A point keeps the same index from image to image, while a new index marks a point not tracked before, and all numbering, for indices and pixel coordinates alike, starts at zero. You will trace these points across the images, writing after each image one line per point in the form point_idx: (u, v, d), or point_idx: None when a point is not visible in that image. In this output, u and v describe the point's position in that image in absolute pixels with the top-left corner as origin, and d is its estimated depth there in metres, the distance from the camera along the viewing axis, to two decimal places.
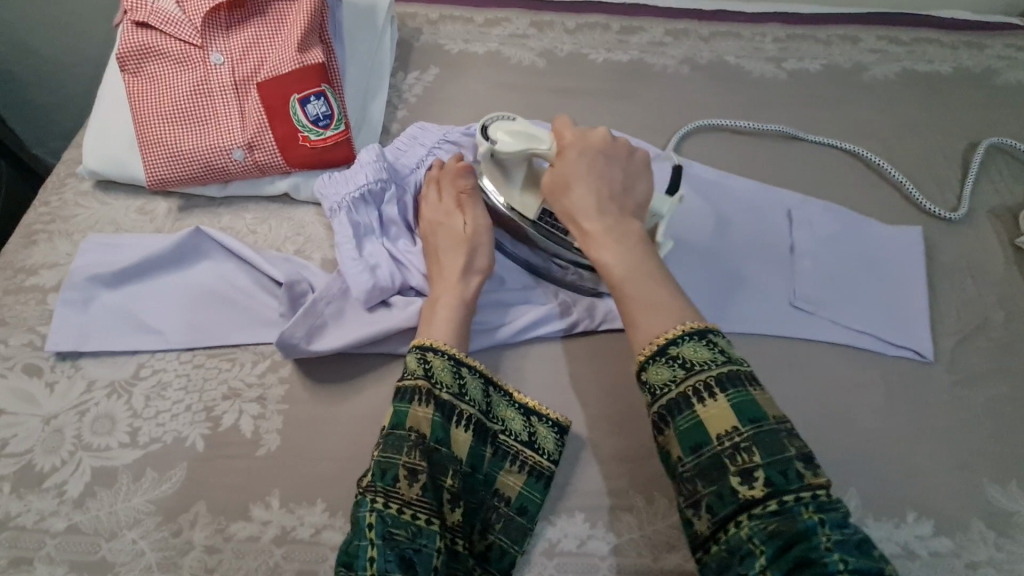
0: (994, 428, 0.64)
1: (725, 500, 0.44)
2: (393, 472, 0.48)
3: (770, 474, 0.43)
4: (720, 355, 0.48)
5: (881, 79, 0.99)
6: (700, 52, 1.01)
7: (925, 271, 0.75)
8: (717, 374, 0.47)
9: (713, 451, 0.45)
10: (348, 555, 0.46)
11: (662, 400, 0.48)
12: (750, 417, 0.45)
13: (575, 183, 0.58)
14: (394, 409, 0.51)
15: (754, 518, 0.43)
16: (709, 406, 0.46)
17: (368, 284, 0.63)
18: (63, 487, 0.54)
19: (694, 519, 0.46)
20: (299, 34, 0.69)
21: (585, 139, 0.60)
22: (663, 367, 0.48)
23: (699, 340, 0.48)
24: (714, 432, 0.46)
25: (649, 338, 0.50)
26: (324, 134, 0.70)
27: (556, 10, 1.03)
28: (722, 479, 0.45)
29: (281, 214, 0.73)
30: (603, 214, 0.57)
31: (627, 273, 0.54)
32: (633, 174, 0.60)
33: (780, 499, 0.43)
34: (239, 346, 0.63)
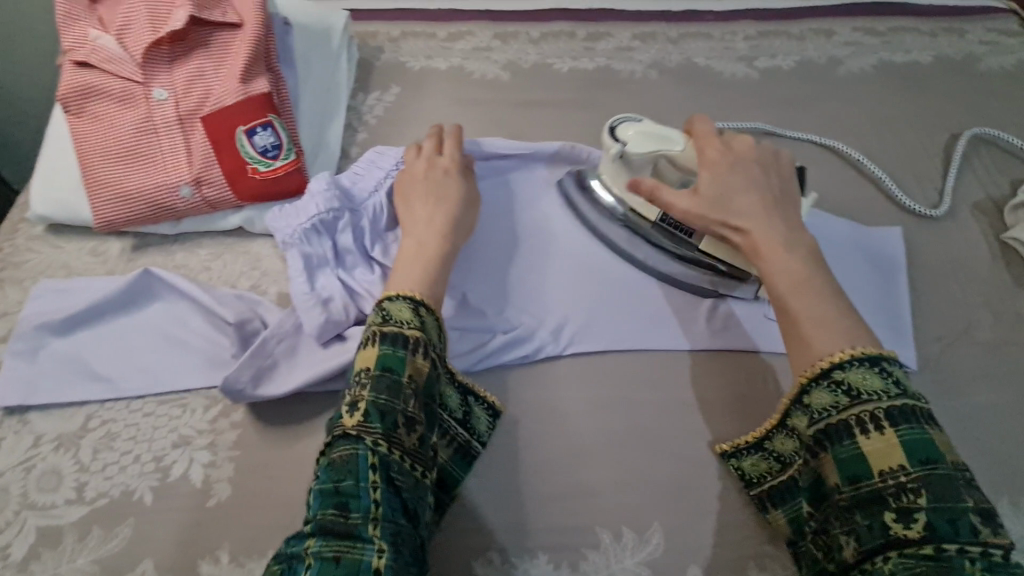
0: (983, 440, 0.60)
1: (873, 534, 0.42)
2: (393, 417, 0.47)
3: (935, 519, 0.40)
4: (893, 386, 0.46)
5: (857, 72, 0.96)
6: (669, 55, 0.98)
7: (906, 273, 0.72)
8: (887, 407, 0.45)
9: (874, 487, 0.43)
10: (344, 496, 0.43)
11: (820, 424, 0.47)
12: (920, 457, 0.43)
13: (733, 193, 0.58)
14: (377, 354, 0.49)
15: (902, 557, 0.40)
16: (872, 439, 0.44)
17: (319, 319, 0.60)
18: (7, 550, 0.52)
19: (841, 546, 0.44)
20: (243, 63, 0.68)
21: (734, 150, 0.61)
22: (825, 392, 0.47)
23: (870, 367, 0.46)
24: (878, 468, 0.44)
25: (812, 359, 0.48)
26: (273, 165, 0.68)
27: (521, 20, 1.01)
28: (875, 514, 0.42)
29: (236, 248, 0.71)
30: (771, 223, 0.56)
31: (793, 285, 0.52)
32: (784, 182, 0.61)
33: (939, 547, 0.40)
34: (191, 390, 0.61)
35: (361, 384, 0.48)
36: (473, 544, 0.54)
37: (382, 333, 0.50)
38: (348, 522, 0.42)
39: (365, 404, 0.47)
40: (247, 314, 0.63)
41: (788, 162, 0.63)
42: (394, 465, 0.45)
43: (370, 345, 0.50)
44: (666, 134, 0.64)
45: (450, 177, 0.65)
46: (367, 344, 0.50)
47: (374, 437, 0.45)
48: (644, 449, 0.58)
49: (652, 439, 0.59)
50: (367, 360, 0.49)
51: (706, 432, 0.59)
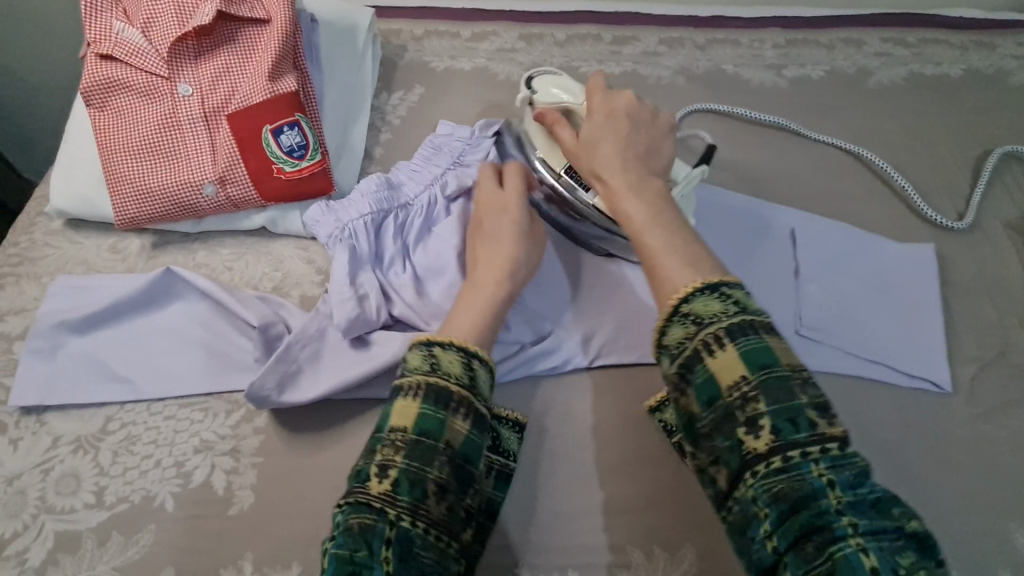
0: (1019, 465, 0.59)
1: (734, 454, 0.39)
2: (421, 485, 0.42)
3: (778, 422, 0.39)
4: (732, 305, 0.43)
5: (887, 84, 0.95)
6: (697, 61, 0.97)
7: (939, 292, 0.70)
8: (728, 325, 0.42)
9: (726, 405, 0.40)
10: (359, 565, 0.39)
11: (680, 358, 0.43)
12: (760, 364, 0.40)
13: (602, 142, 0.56)
14: (417, 412, 0.45)
15: (759, 477, 0.38)
16: (718, 357, 0.41)
17: (350, 321, 0.60)
18: (25, 554, 0.51)
19: (712, 478, 0.41)
20: (271, 61, 0.66)
21: (609, 102, 0.58)
22: (676, 325, 0.43)
23: (711, 294, 0.43)
24: (725, 385, 0.41)
25: (665, 291, 0.45)
26: (299, 165, 0.67)
27: (546, 21, 1.00)
28: (731, 432, 0.40)
29: (259, 248, 0.70)
30: (624, 169, 0.53)
31: (647, 220, 0.50)
32: (659, 137, 0.58)
33: (786, 455, 0.38)
34: (212, 394, 0.59)
35: (394, 445, 0.44)
36: (501, 561, 0.53)
37: (426, 387, 0.46)
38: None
39: (396, 470, 0.42)
40: (270, 318, 0.61)
41: (668, 123, 0.59)
42: (414, 538, 0.41)
43: (408, 398, 0.45)
44: (571, 93, 0.66)
45: (510, 212, 0.61)
46: (403, 395, 0.46)
47: (398, 507, 0.41)
48: (675, 466, 0.57)
49: (683, 457, 0.58)
50: (405, 418, 0.44)
51: None
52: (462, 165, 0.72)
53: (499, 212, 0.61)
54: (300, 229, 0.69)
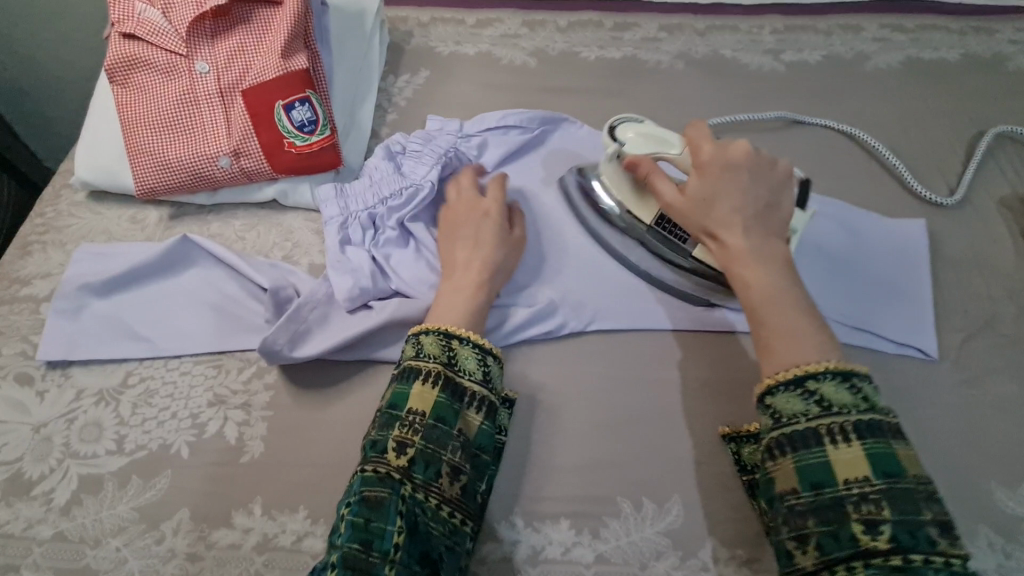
0: (1003, 428, 0.61)
1: (842, 543, 0.42)
2: (435, 466, 0.48)
3: (898, 531, 0.41)
4: (862, 401, 0.45)
5: (884, 68, 0.97)
6: (695, 47, 0.99)
7: (929, 264, 0.72)
8: (858, 420, 0.45)
9: (837, 493, 0.43)
10: (370, 534, 0.44)
11: (787, 430, 0.46)
12: (884, 471, 0.43)
13: (718, 201, 0.55)
14: (435, 400, 0.50)
15: (871, 567, 0.40)
16: (840, 449, 0.44)
17: (344, 280, 0.63)
18: (50, 495, 0.54)
19: (794, 552, 0.44)
20: (284, 40, 0.69)
21: (726, 153, 0.56)
22: (797, 400, 0.46)
23: (841, 381, 0.46)
24: (843, 477, 0.43)
25: (783, 364, 0.47)
26: (310, 140, 0.70)
27: (549, 9, 1.03)
28: (842, 523, 0.42)
29: (270, 220, 0.73)
30: (744, 233, 0.53)
31: (764, 298, 0.51)
32: (777, 191, 0.56)
33: (905, 557, 0.40)
34: (226, 353, 0.62)
35: (413, 426, 0.49)
36: (497, 508, 0.55)
37: (445, 379, 0.51)
38: (367, 559, 0.43)
39: (414, 449, 0.48)
40: (280, 281, 0.65)
41: (786, 171, 0.58)
42: (424, 513, 0.46)
43: (428, 385, 0.50)
44: (665, 137, 0.63)
45: (491, 218, 0.64)
46: (423, 381, 0.51)
47: (414, 483, 0.47)
48: (663, 426, 0.59)
49: (673, 415, 0.60)
50: (425, 404, 0.50)
51: (727, 411, 0.60)
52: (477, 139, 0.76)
53: (477, 214, 0.65)
54: (309, 201, 0.72)
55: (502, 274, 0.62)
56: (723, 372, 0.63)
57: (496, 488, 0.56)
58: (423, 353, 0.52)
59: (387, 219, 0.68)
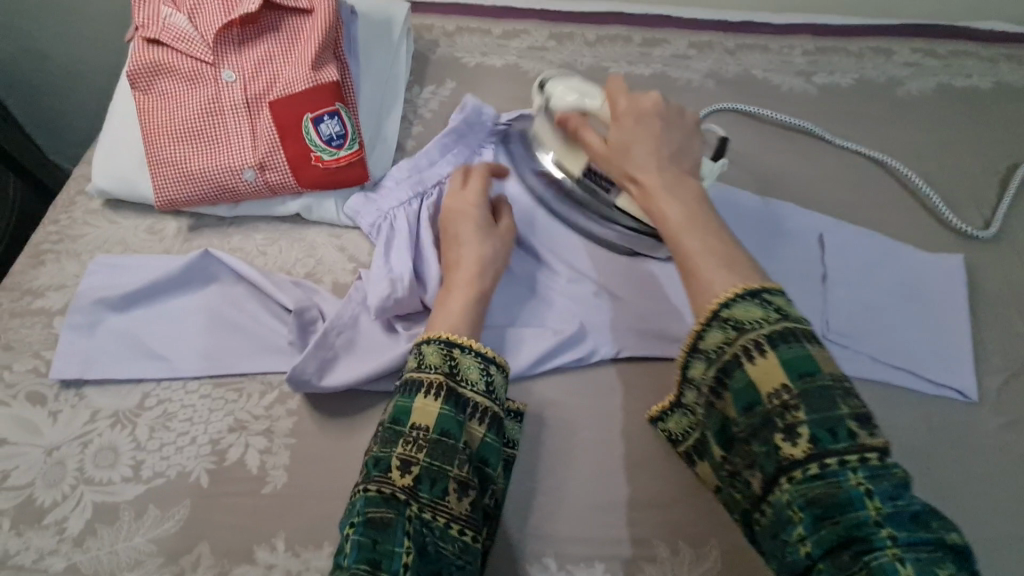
0: None
1: (768, 458, 0.41)
2: (442, 483, 0.46)
3: (817, 432, 0.40)
4: (774, 313, 0.44)
5: (916, 94, 0.95)
6: (726, 66, 0.97)
7: (967, 300, 0.71)
8: (770, 333, 0.43)
9: (764, 411, 0.42)
10: (378, 555, 0.42)
11: (716, 364, 0.45)
12: (800, 374, 0.41)
13: (632, 143, 0.55)
14: (439, 413, 0.48)
15: (795, 483, 0.40)
16: (759, 364, 0.43)
17: (382, 297, 0.61)
18: (63, 523, 0.52)
19: (750, 480, 0.44)
20: (314, 50, 0.67)
21: (637, 103, 0.58)
22: (713, 331, 0.45)
23: (753, 301, 0.44)
24: (764, 392, 0.42)
25: (710, 296, 0.46)
26: (337, 154, 0.68)
27: (577, 21, 1.01)
28: (767, 437, 0.42)
29: (293, 235, 0.71)
30: (658, 171, 0.53)
31: (683, 222, 0.50)
32: (688, 134, 0.57)
33: (823, 462, 0.39)
34: (247, 375, 0.60)
35: (417, 442, 0.47)
36: (529, 549, 0.53)
37: (448, 391, 0.49)
38: None
39: (418, 467, 0.46)
40: (305, 302, 0.62)
41: (695, 120, 0.59)
42: (433, 533, 0.45)
43: (429, 397, 0.48)
44: (590, 92, 0.67)
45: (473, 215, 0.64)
46: (425, 393, 0.49)
47: (420, 503, 0.45)
48: None
49: None
50: (427, 418, 0.47)
51: None
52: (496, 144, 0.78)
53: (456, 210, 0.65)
54: (334, 216, 0.71)
55: (491, 272, 0.61)
56: None
57: (528, 527, 0.54)
58: (425, 363, 0.50)
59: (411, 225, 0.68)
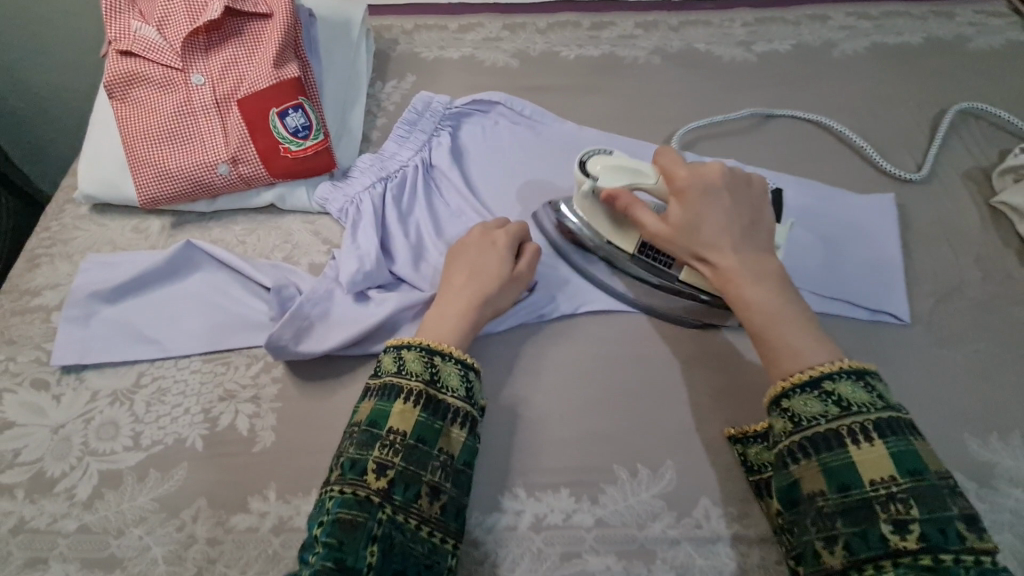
0: (973, 383, 0.64)
1: (870, 543, 0.44)
2: (415, 488, 0.51)
3: (927, 529, 0.43)
4: (878, 399, 0.48)
5: (850, 54, 1.01)
6: (671, 42, 1.03)
7: (897, 233, 0.76)
8: (876, 418, 0.47)
9: (864, 495, 0.45)
10: (343, 555, 0.47)
11: (807, 431, 0.49)
12: (909, 468, 0.45)
13: (705, 222, 0.57)
14: (416, 419, 0.53)
15: (900, 566, 0.42)
16: (862, 448, 0.47)
17: (352, 271, 0.67)
18: (72, 490, 0.57)
19: (822, 551, 0.46)
20: (275, 50, 0.73)
21: (700, 174, 0.59)
22: (815, 401, 0.49)
23: (856, 381, 0.49)
24: (868, 477, 0.46)
25: (786, 371, 0.51)
26: (304, 144, 0.73)
27: (528, 12, 1.07)
28: (869, 523, 0.44)
29: (269, 223, 0.76)
30: (734, 253, 0.57)
31: (767, 318, 0.53)
32: (757, 207, 0.60)
33: (935, 556, 0.42)
34: (233, 350, 0.65)
35: (393, 447, 0.51)
36: (499, 482, 0.58)
37: (426, 397, 0.53)
38: None
39: (393, 471, 0.50)
40: (283, 280, 0.68)
41: (761, 186, 0.61)
42: (403, 534, 0.49)
43: (408, 403, 0.53)
44: (637, 168, 0.62)
45: (497, 251, 0.65)
46: (405, 400, 0.53)
47: (392, 505, 0.49)
48: (653, 396, 0.62)
49: (663, 387, 0.63)
50: (405, 423, 0.52)
51: (715, 380, 0.63)
52: (445, 131, 0.85)
53: (488, 244, 0.66)
54: (307, 203, 0.76)
55: (491, 308, 0.62)
56: (705, 345, 0.66)
57: (498, 463, 0.59)
58: (405, 369, 0.55)
59: (373, 205, 0.74)
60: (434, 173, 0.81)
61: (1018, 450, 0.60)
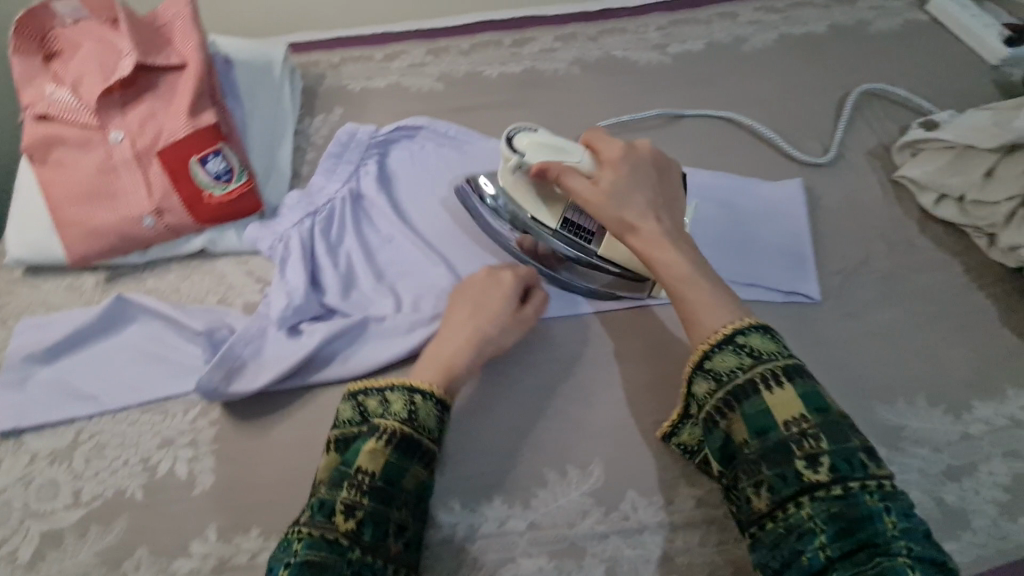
0: (879, 353, 0.68)
1: (789, 480, 0.46)
2: (383, 527, 0.50)
3: (835, 460, 0.46)
4: (783, 348, 0.52)
5: (759, 48, 1.06)
6: (589, 51, 1.07)
7: (806, 216, 0.80)
8: (785, 365, 0.50)
9: (780, 437, 0.47)
10: None
11: (728, 385, 0.51)
12: (815, 406, 0.48)
13: (631, 193, 0.61)
14: (386, 460, 0.52)
15: (817, 499, 0.45)
16: (775, 393, 0.49)
17: (282, 308, 0.69)
18: (14, 553, 0.57)
19: (752, 497, 0.48)
20: (190, 100, 0.75)
21: (629, 153, 0.64)
22: (730, 355, 0.52)
23: (763, 334, 0.53)
24: (782, 419, 0.48)
25: (710, 331, 0.54)
26: (228, 188, 0.75)
27: (451, 36, 1.10)
28: (786, 462, 0.47)
29: (203, 268, 0.78)
30: (663, 224, 0.61)
31: (684, 275, 0.58)
32: (676, 188, 0.66)
33: (845, 484, 0.45)
34: (170, 397, 0.66)
35: (360, 488, 0.51)
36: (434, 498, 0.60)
37: (399, 436, 0.53)
38: None
39: (362, 511, 0.50)
40: (215, 323, 0.69)
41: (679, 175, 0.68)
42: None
43: (380, 443, 0.53)
44: (563, 146, 0.64)
45: (509, 292, 0.65)
46: (377, 439, 0.53)
47: (361, 547, 0.49)
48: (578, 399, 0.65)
49: (588, 388, 0.65)
50: (374, 464, 0.52)
51: (635, 376, 0.66)
52: (373, 159, 0.88)
53: (494, 283, 0.65)
54: (238, 244, 0.78)
55: (489, 349, 0.63)
56: (625, 345, 0.69)
57: None
58: (386, 411, 0.55)
59: (301, 240, 0.76)
60: (363, 201, 0.84)
61: (922, 411, 0.64)
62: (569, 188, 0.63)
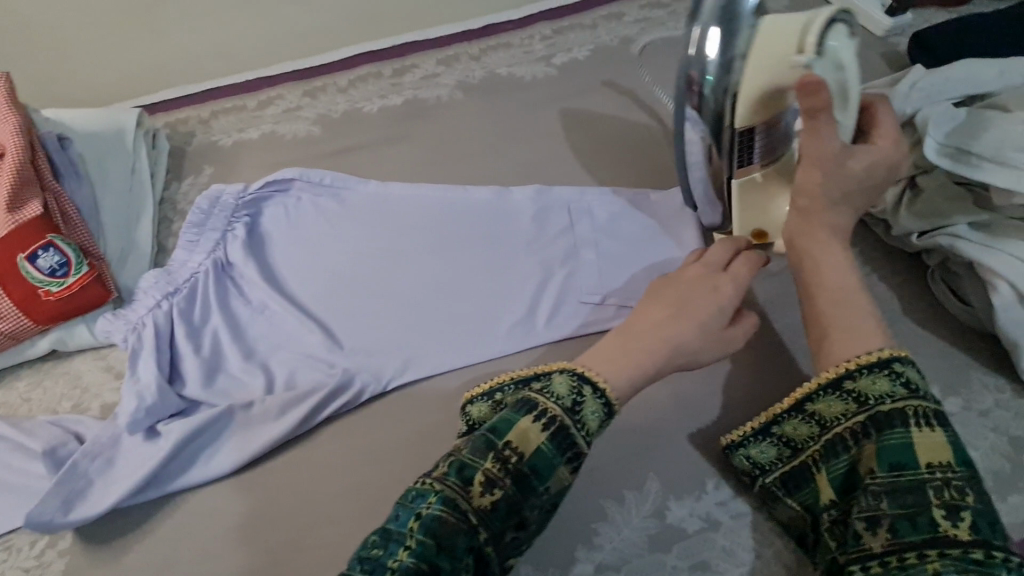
0: (779, 367, 0.64)
1: (918, 526, 0.42)
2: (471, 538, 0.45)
3: (979, 521, 0.41)
4: (908, 387, 0.48)
5: (648, 47, 1.02)
6: (474, 72, 1.02)
7: (694, 229, 0.76)
8: (933, 408, 0.47)
9: (918, 476, 0.44)
10: None
11: (872, 407, 0.48)
12: (964, 460, 0.44)
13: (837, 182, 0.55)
14: (540, 446, 0.49)
15: (947, 556, 0.40)
16: (924, 432, 0.45)
17: (130, 411, 0.62)
18: None
19: (863, 534, 0.44)
20: (9, 192, 0.68)
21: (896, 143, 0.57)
22: (884, 379, 0.49)
23: (919, 372, 0.49)
24: (925, 461, 0.44)
25: (859, 350, 0.51)
26: (65, 283, 0.68)
27: (329, 73, 1.04)
28: (923, 506, 0.43)
29: (56, 371, 0.71)
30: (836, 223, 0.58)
31: (830, 292, 0.56)
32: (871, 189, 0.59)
33: (987, 550, 0.40)
34: (14, 530, 0.60)
35: (488, 479, 0.47)
36: None
37: (558, 424, 0.50)
38: None
39: (500, 492, 0.47)
40: (59, 438, 0.63)
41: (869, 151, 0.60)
42: None
43: (536, 424, 0.49)
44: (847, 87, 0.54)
45: (710, 299, 0.60)
46: (532, 419, 0.50)
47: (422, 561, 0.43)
48: None
49: None
50: (525, 444, 0.48)
51: None
52: (241, 222, 0.79)
53: (707, 285, 0.61)
54: (90, 339, 0.71)
55: (679, 358, 0.58)
56: None
57: None
58: (551, 391, 0.52)
59: (155, 328, 0.69)
60: (230, 271, 0.77)
61: None
62: (816, 132, 0.54)
